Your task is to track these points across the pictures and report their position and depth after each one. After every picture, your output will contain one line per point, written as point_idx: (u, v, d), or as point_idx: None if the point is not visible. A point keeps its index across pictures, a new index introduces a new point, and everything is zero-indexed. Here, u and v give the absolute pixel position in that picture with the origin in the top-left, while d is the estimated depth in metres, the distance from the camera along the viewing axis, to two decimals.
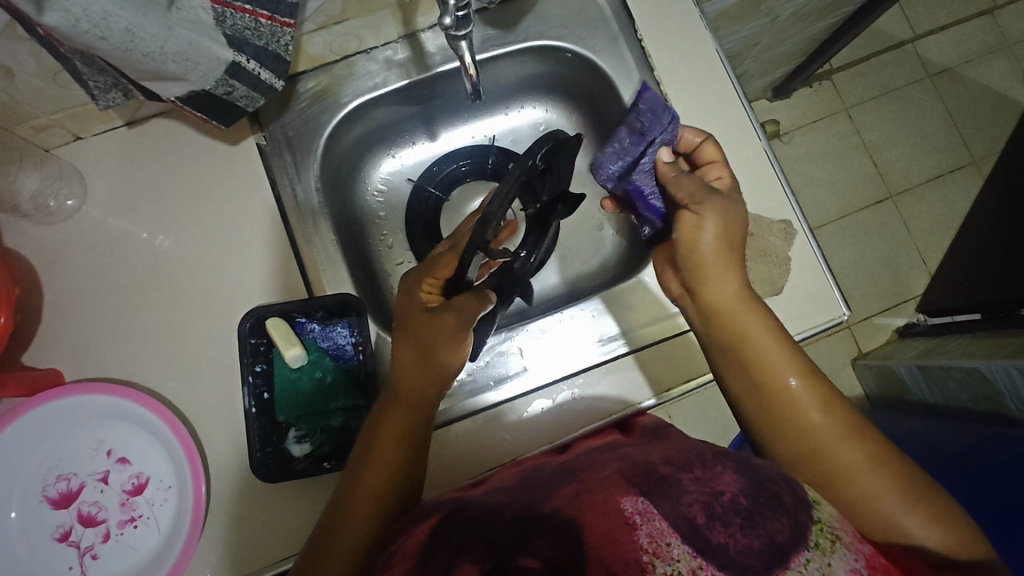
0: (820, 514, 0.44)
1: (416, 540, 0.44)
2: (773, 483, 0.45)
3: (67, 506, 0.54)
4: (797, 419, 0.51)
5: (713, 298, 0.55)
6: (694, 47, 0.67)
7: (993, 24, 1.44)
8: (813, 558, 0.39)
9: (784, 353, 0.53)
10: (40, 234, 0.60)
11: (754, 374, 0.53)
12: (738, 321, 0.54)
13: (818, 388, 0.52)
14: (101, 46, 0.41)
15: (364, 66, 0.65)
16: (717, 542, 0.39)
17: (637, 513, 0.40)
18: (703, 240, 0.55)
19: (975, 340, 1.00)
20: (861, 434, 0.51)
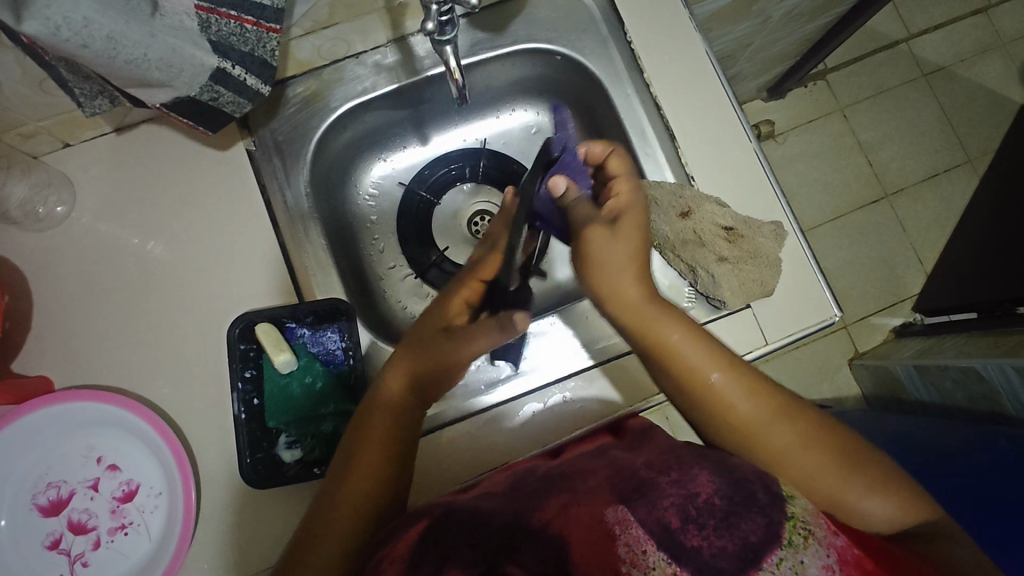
0: (794, 510, 0.42)
1: (406, 544, 0.44)
2: (748, 480, 0.44)
3: (57, 514, 0.54)
4: (725, 413, 0.50)
5: (629, 308, 0.53)
6: (684, 48, 0.67)
7: (988, 23, 1.44)
8: (786, 557, 0.38)
9: (702, 348, 0.51)
10: (30, 241, 0.60)
11: (678, 377, 0.51)
12: (654, 326, 0.52)
13: (745, 378, 0.51)
14: (83, 54, 0.41)
15: (353, 71, 0.65)
16: (691, 546, 0.39)
17: (617, 522, 0.41)
18: (608, 249, 0.53)
19: (970, 340, 1.00)
20: (791, 410, 0.50)
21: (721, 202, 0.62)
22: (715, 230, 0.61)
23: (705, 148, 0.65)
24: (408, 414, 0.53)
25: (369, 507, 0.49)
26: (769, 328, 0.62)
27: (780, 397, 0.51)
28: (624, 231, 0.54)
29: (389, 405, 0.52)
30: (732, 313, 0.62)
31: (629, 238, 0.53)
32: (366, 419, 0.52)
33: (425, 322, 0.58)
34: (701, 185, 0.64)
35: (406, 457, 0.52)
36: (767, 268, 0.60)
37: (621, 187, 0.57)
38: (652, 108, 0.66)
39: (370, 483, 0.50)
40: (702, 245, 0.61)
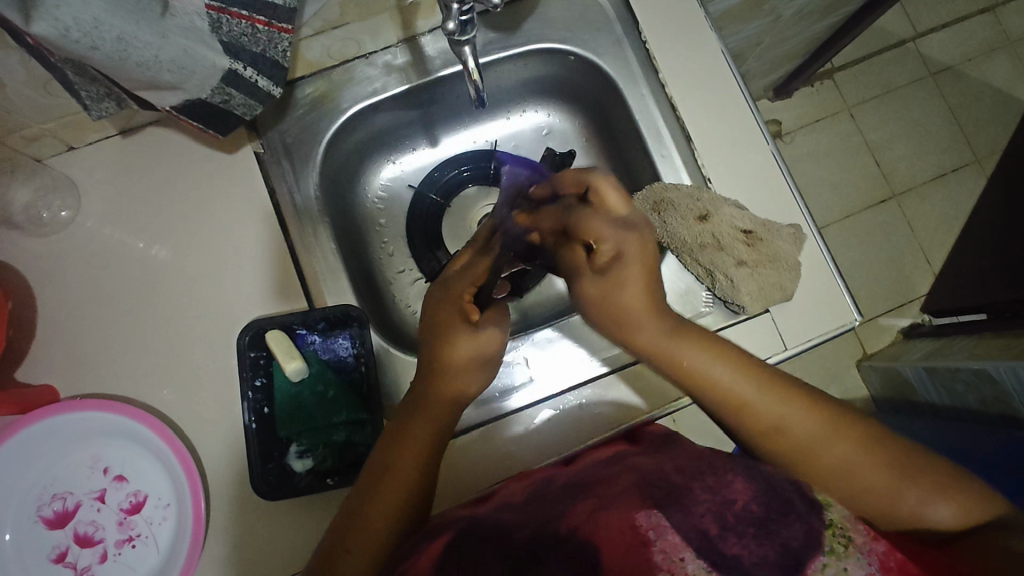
0: (833, 516, 0.42)
1: (429, 558, 0.43)
2: (784, 487, 0.43)
3: (63, 526, 0.53)
4: (768, 436, 0.49)
5: (647, 346, 0.51)
6: (700, 48, 0.65)
7: (995, 21, 1.43)
8: (830, 562, 0.38)
9: (736, 370, 0.50)
10: (33, 246, 0.58)
11: (713, 401, 0.50)
12: (680, 357, 0.50)
13: (777, 393, 0.50)
14: (92, 56, 0.39)
15: (363, 72, 0.64)
16: (731, 554, 0.38)
17: (651, 528, 0.40)
18: (624, 294, 0.49)
19: (983, 341, 0.99)
20: (836, 423, 0.49)
21: (739, 204, 0.61)
22: (733, 233, 0.59)
23: (721, 149, 0.64)
24: (444, 423, 0.51)
25: (394, 521, 0.48)
26: (788, 333, 0.61)
27: (825, 408, 0.50)
28: (623, 277, 0.49)
29: (432, 410, 0.51)
30: (750, 317, 0.61)
31: (640, 266, 0.49)
32: (401, 428, 0.50)
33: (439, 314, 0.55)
34: (718, 187, 0.63)
35: (435, 468, 0.50)
36: (786, 272, 0.59)
37: (622, 213, 0.50)
38: (667, 109, 0.65)
39: (398, 498, 0.48)
40: (720, 249, 0.60)
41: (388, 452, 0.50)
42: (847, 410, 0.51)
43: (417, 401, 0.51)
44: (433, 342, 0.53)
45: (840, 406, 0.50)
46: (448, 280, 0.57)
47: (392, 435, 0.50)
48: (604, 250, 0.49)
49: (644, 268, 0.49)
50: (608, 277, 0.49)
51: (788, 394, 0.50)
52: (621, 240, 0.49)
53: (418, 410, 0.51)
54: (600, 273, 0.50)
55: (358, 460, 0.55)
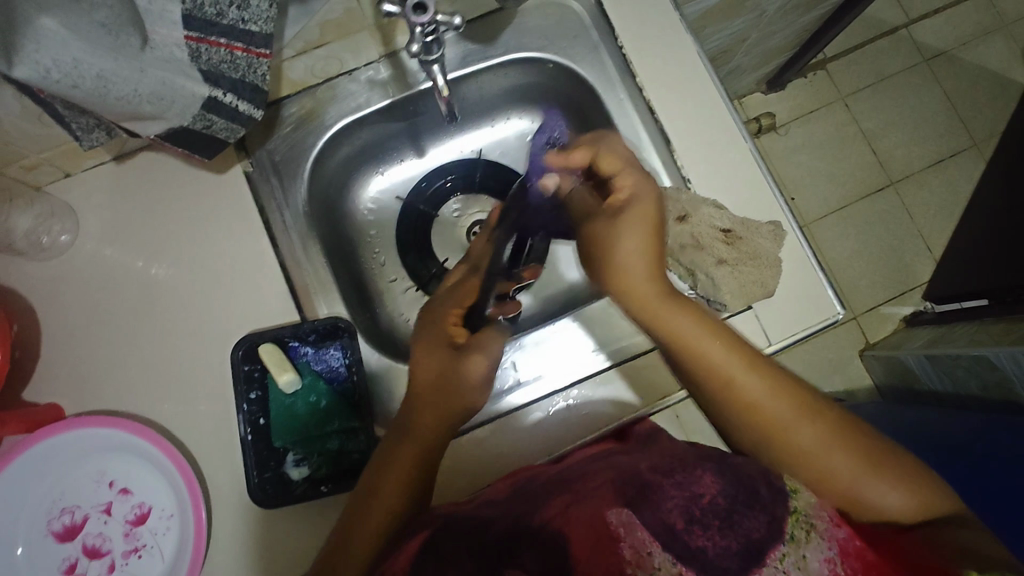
0: (797, 503, 0.44)
1: (405, 559, 0.44)
2: (751, 477, 0.45)
3: (72, 538, 0.55)
4: (749, 409, 0.50)
5: (636, 299, 0.53)
6: (676, 50, 0.66)
7: (989, 4, 1.42)
8: (788, 552, 0.40)
9: (726, 347, 0.51)
10: (35, 271, 0.61)
11: (701, 376, 0.51)
12: (668, 319, 0.51)
13: (767, 373, 0.50)
14: (75, 94, 0.41)
15: (346, 88, 0.65)
16: (696, 547, 0.41)
17: (621, 525, 0.42)
18: (620, 242, 0.53)
19: (983, 327, 0.99)
20: (809, 404, 0.50)
21: (718, 204, 0.62)
22: (712, 233, 0.60)
23: (700, 151, 0.64)
24: (434, 444, 0.52)
25: (381, 536, 0.49)
26: (772, 329, 0.62)
27: (809, 396, 0.50)
28: (630, 218, 0.53)
29: (417, 434, 0.52)
30: (734, 315, 0.62)
31: (644, 220, 0.52)
32: (393, 447, 0.52)
33: (425, 344, 0.57)
34: (697, 188, 0.64)
35: (426, 483, 0.52)
36: (767, 269, 0.60)
37: (625, 183, 0.55)
38: (646, 112, 0.66)
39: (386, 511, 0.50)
40: (700, 248, 0.61)
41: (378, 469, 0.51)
42: (821, 397, 0.51)
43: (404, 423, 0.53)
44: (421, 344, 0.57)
45: (815, 392, 0.51)
46: (432, 303, 0.61)
47: (386, 450, 0.52)
48: (622, 189, 0.55)
49: (652, 220, 0.53)
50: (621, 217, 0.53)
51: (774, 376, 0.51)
52: (634, 181, 0.54)
53: (407, 437, 0.52)
54: (614, 213, 0.54)
55: (352, 467, 0.57)
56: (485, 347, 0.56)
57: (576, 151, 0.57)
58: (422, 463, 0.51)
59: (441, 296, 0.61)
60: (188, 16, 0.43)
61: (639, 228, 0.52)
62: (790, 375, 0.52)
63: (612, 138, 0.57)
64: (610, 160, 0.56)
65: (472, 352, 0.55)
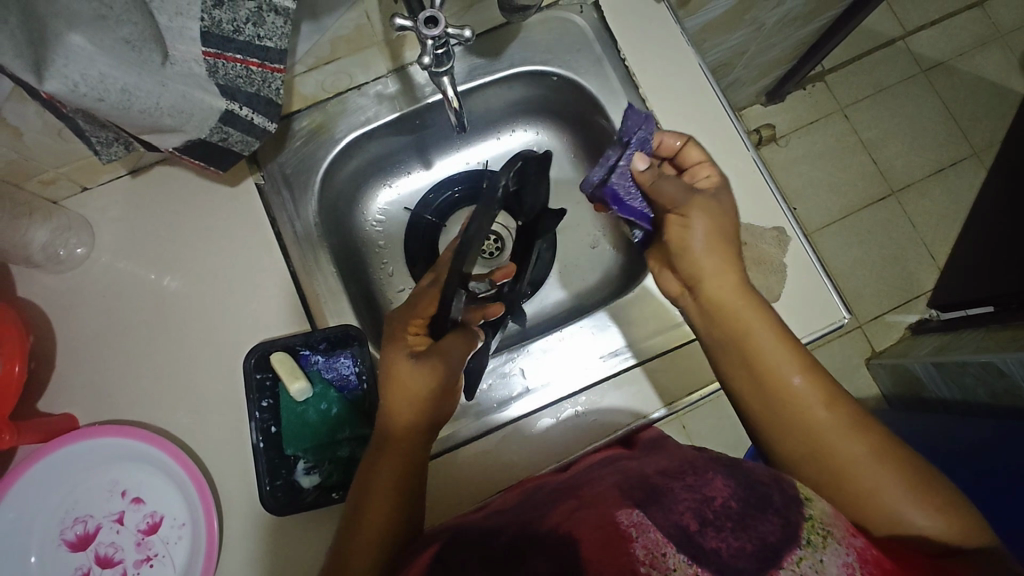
0: (812, 512, 0.43)
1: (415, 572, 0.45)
2: (764, 483, 0.45)
3: (85, 548, 0.55)
4: (801, 420, 0.51)
5: (713, 291, 0.54)
6: (677, 62, 0.68)
7: (984, 16, 1.44)
8: (805, 555, 0.40)
9: (790, 347, 0.53)
10: (51, 283, 0.62)
11: (759, 375, 0.52)
12: (739, 318, 0.53)
13: (822, 381, 0.52)
14: (99, 107, 0.43)
15: (355, 102, 0.67)
16: (710, 548, 0.40)
17: (633, 525, 0.42)
18: (696, 225, 0.54)
19: (990, 334, 0.99)
20: (859, 423, 0.51)
21: (722, 211, 0.63)
22: None
23: None
24: (411, 460, 0.52)
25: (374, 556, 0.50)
26: None
27: (862, 416, 0.51)
28: (707, 213, 0.54)
29: (394, 456, 0.51)
30: None
31: (714, 217, 0.54)
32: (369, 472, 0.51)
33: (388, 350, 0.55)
34: None
35: (413, 494, 0.52)
36: (773, 274, 0.63)
37: (705, 172, 0.58)
38: None
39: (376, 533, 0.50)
40: None
41: (365, 482, 0.51)
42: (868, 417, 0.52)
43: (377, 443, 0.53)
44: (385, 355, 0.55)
45: (866, 415, 0.52)
46: (393, 314, 0.57)
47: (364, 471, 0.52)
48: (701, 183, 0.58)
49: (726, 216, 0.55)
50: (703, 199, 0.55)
51: (831, 392, 0.52)
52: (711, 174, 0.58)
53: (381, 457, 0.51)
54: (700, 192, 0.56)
55: None
56: (449, 352, 0.53)
57: (669, 134, 0.60)
58: (401, 483, 0.51)
59: (398, 315, 0.56)
60: (206, 33, 0.45)
61: (718, 223, 0.54)
62: (841, 391, 0.53)
63: (688, 145, 0.59)
64: (692, 150, 0.59)
65: (429, 361, 0.52)
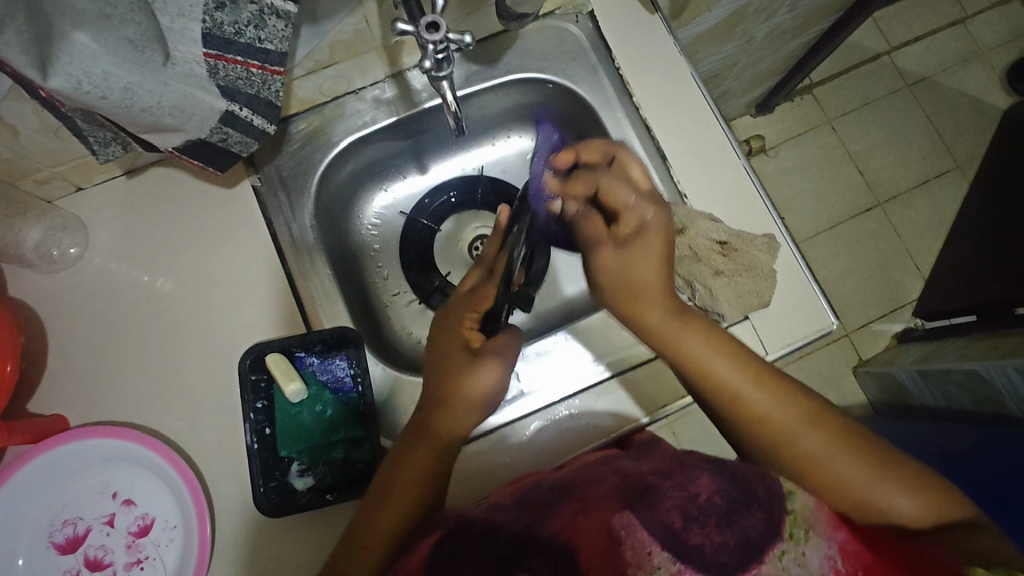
0: (795, 505, 0.45)
1: (418, 557, 0.45)
2: (749, 478, 0.46)
3: (74, 550, 0.55)
4: (757, 423, 0.51)
5: (655, 326, 0.54)
6: (670, 72, 0.69)
7: (965, 32, 1.48)
8: (787, 549, 0.41)
9: (734, 362, 0.52)
10: (44, 283, 0.62)
11: (709, 389, 0.52)
12: (684, 342, 0.52)
13: (773, 386, 0.51)
14: (102, 104, 0.43)
15: (353, 106, 0.68)
16: (694, 544, 0.42)
17: (623, 528, 0.44)
18: (636, 262, 0.53)
19: (973, 342, 1.01)
20: (819, 418, 0.51)
21: (714, 217, 0.64)
22: (709, 245, 0.62)
23: (695, 167, 0.67)
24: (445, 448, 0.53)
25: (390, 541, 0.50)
26: (768, 339, 0.63)
27: (812, 405, 0.51)
28: (644, 247, 0.53)
29: (432, 441, 0.53)
30: (732, 325, 0.64)
31: (653, 256, 0.53)
32: (405, 454, 0.52)
33: (445, 345, 0.57)
34: (693, 202, 0.66)
35: (443, 478, 0.53)
36: (762, 279, 0.62)
37: (630, 216, 0.54)
38: (643, 130, 0.69)
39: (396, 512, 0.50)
40: (698, 260, 0.63)
41: (388, 477, 0.52)
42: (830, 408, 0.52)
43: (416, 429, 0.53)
44: (440, 377, 0.54)
45: (825, 405, 0.52)
46: (449, 310, 0.60)
47: (396, 458, 0.53)
48: (630, 220, 0.54)
49: (664, 242, 0.53)
50: (628, 246, 0.54)
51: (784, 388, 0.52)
52: (645, 212, 0.53)
53: (416, 438, 0.53)
54: (617, 244, 0.55)
55: (357, 476, 0.57)
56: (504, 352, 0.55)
57: (577, 183, 0.57)
58: (434, 469, 0.52)
59: (451, 310, 0.60)
60: (208, 34, 0.44)
61: (654, 250, 0.53)
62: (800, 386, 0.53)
63: (621, 155, 0.57)
64: (617, 188, 0.54)
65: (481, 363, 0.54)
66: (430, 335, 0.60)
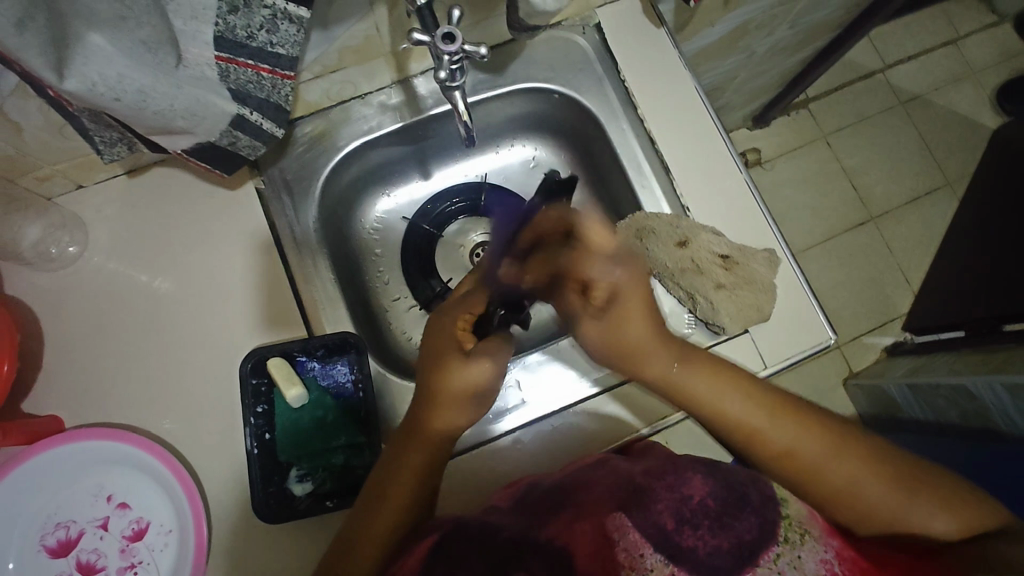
0: (789, 511, 0.47)
1: (418, 557, 0.45)
2: (741, 482, 0.47)
3: (66, 554, 0.54)
4: (782, 458, 0.51)
5: (660, 377, 0.53)
6: (675, 86, 0.70)
7: (957, 53, 1.51)
8: (782, 552, 0.43)
9: (746, 396, 0.52)
10: (42, 281, 0.61)
11: (725, 427, 0.52)
12: (687, 390, 0.53)
13: (790, 418, 0.52)
14: (114, 106, 0.43)
15: (359, 111, 0.68)
16: (687, 546, 0.43)
17: (615, 529, 0.44)
18: (629, 327, 0.53)
19: (961, 357, 1.03)
20: (844, 444, 0.51)
21: (716, 231, 0.65)
22: (711, 258, 0.63)
23: (697, 181, 0.68)
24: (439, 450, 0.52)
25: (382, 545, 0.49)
26: (767, 352, 0.64)
27: (835, 429, 0.51)
28: (624, 319, 0.53)
29: (426, 442, 0.51)
30: (732, 338, 0.64)
31: (637, 314, 0.53)
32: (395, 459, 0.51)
33: (437, 340, 0.54)
34: (695, 216, 0.67)
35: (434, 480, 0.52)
36: (761, 292, 0.62)
37: (601, 286, 0.54)
38: (647, 143, 0.69)
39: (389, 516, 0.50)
40: (700, 273, 0.63)
41: (383, 471, 0.51)
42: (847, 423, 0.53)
43: (410, 431, 0.52)
44: (428, 372, 0.52)
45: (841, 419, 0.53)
46: (443, 310, 0.57)
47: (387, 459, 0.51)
48: (601, 284, 0.54)
49: (642, 297, 0.54)
50: (608, 313, 0.54)
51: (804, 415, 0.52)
52: (612, 274, 0.53)
53: (410, 441, 0.51)
54: (600, 315, 0.54)
55: (357, 482, 0.57)
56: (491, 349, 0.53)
57: (533, 268, 0.56)
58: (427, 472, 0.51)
59: (449, 312, 0.56)
60: (219, 37, 0.44)
61: (644, 318, 0.53)
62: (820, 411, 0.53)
63: (587, 221, 0.53)
64: (589, 263, 0.53)
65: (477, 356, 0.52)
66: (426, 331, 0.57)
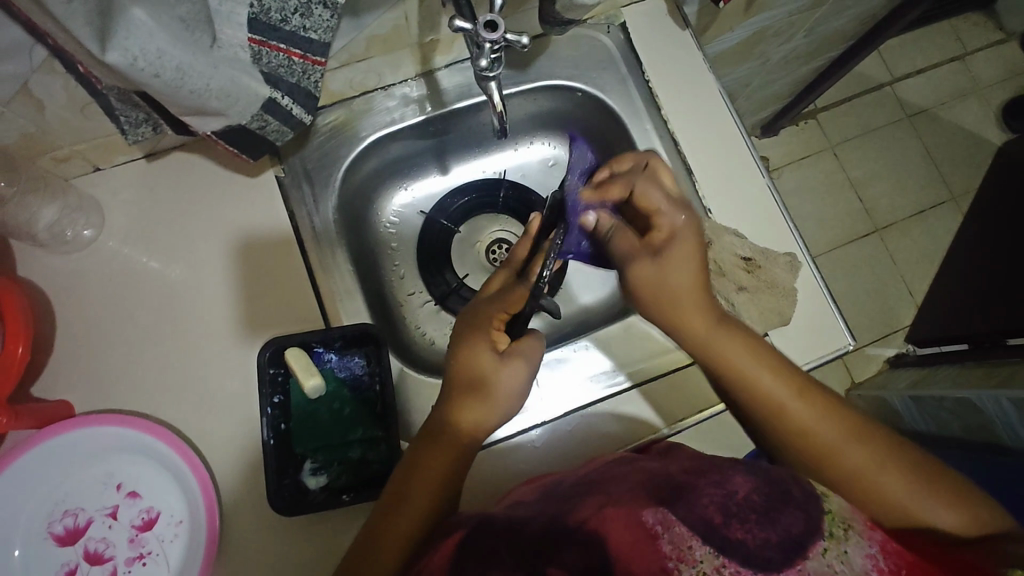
0: (831, 505, 0.44)
1: (443, 555, 0.44)
2: (782, 479, 0.45)
3: (74, 543, 0.53)
4: (803, 435, 0.51)
5: (696, 335, 0.53)
6: (698, 87, 0.70)
7: (964, 69, 1.52)
8: (830, 546, 0.40)
9: (775, 374, 0.52)
10: (55, 263, 0.60)
11: (753, 401, 0.52)
12: (726, 353, 0.52)
13: (815, 400, 0.51)
14: (153, 83, 0.42)
15: (382, 102, 0.67)
16: (735, 539, 0.40)
17: (658, 522, 0.42)
18: (676, 272, 0.53)
19: (964, 370, 1.03)
20: (862, 432, 0.51)
21: (738, 233, 0.65)
22: (734, 261, 0.63)
23: (720, 183, 0.67)
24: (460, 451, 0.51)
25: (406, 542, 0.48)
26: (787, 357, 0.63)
27: (855, 419, 0.51)
28: (676, 254, 0.53)
29: (450, 441, 0.51)
30: None
31: (691, 258, 0.53)
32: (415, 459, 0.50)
33: (465, 337, 0.54)
34: (717, 217, 0.66)
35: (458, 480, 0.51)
36: (783, 296, 0.62)
37: (660, 224, 0.55)
38: (669, 143, 0.69)
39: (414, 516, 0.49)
40: (722, 275, 0.63)
41: (407, 468, 0.50)
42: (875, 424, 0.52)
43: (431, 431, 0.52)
44: (457, 360, 0.53)
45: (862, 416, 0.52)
46: (476, 308, 0.56)
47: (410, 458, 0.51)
48: (660, 226, 0.55)
49: (694, 249, 0.54)
50: (665, 256, 0.53)
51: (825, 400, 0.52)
52: (675, 219, 0.55)
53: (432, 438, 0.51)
54: (654, 254, 0.54)
55: (372, 476, 0.56)
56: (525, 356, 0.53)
57: (615, 185, 0.58)
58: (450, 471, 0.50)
59: (480, 307, 0.56)
60: (253, 19, 0.44)
61: (696, 266, 0.53)
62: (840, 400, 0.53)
63: (653, 163, 0.58)
64: (653, 191, 0.56)
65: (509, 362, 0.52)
66: (455, 330, 0.56)
